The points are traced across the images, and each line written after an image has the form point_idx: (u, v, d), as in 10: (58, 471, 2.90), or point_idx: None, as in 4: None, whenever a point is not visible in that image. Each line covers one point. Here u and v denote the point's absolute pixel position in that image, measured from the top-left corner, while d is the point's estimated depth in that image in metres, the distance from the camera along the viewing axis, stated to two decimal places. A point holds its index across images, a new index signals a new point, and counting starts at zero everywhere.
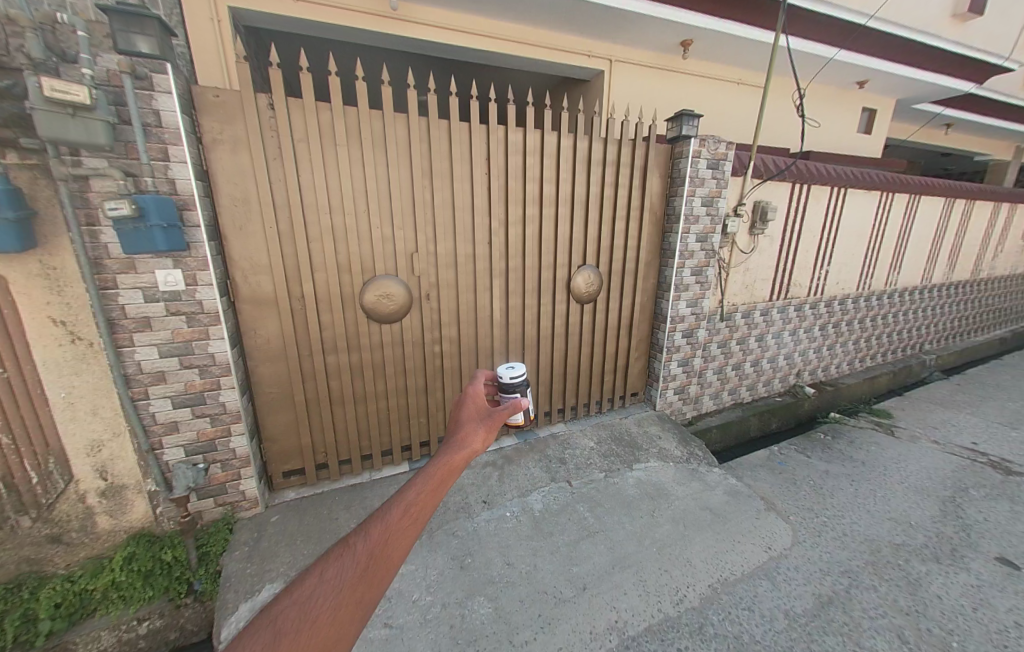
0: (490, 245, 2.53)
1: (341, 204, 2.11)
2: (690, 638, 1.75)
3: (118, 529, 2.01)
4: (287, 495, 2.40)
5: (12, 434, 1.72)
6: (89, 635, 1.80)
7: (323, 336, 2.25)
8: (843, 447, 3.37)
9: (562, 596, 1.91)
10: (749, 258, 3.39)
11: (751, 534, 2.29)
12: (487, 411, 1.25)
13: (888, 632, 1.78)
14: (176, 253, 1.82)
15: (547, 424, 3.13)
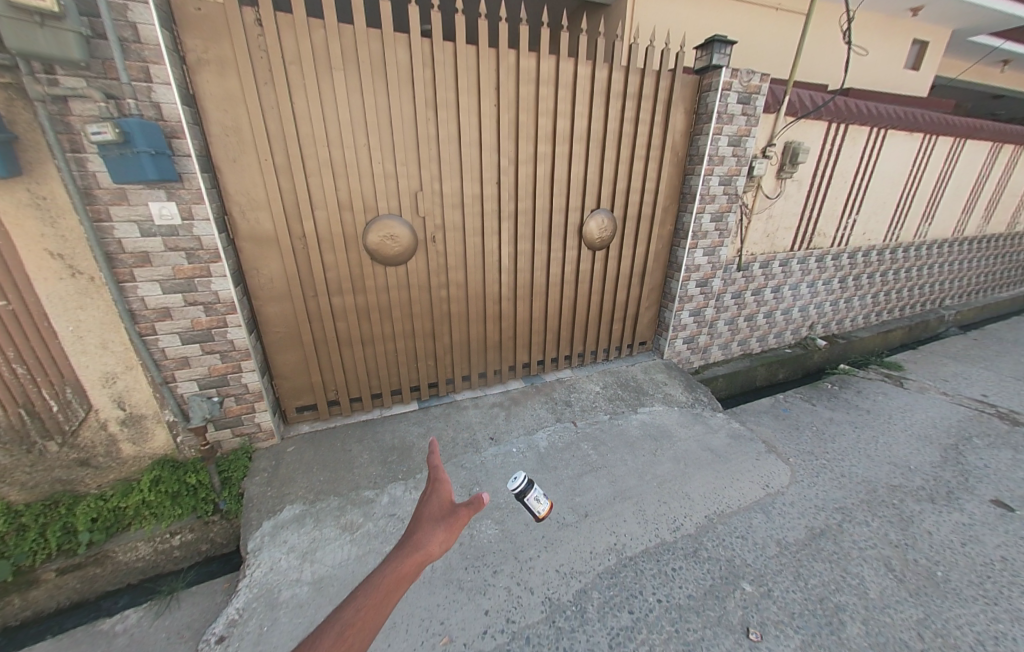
0: (498, 185, 2.41)
1: (339, 136, 2.00)
2: (685, 559, 1.87)
3: (143, 454, 2.14)
4: (302, 429, 2.52)
5: (27, 364, 1.78)
6: (128, 545, 1.97)
7: (327, 277, 2.23)
8: (850, 397, 3.40)
9: (565, 522, 2.02)
10: (774, 204, 3.23)
11: (751, 473, 2.38)
12: (449, 500, 1.09)
13: (875, 560, 1.88)
14: (168, 183, 1.74)
15: (553, 369, 3.17)
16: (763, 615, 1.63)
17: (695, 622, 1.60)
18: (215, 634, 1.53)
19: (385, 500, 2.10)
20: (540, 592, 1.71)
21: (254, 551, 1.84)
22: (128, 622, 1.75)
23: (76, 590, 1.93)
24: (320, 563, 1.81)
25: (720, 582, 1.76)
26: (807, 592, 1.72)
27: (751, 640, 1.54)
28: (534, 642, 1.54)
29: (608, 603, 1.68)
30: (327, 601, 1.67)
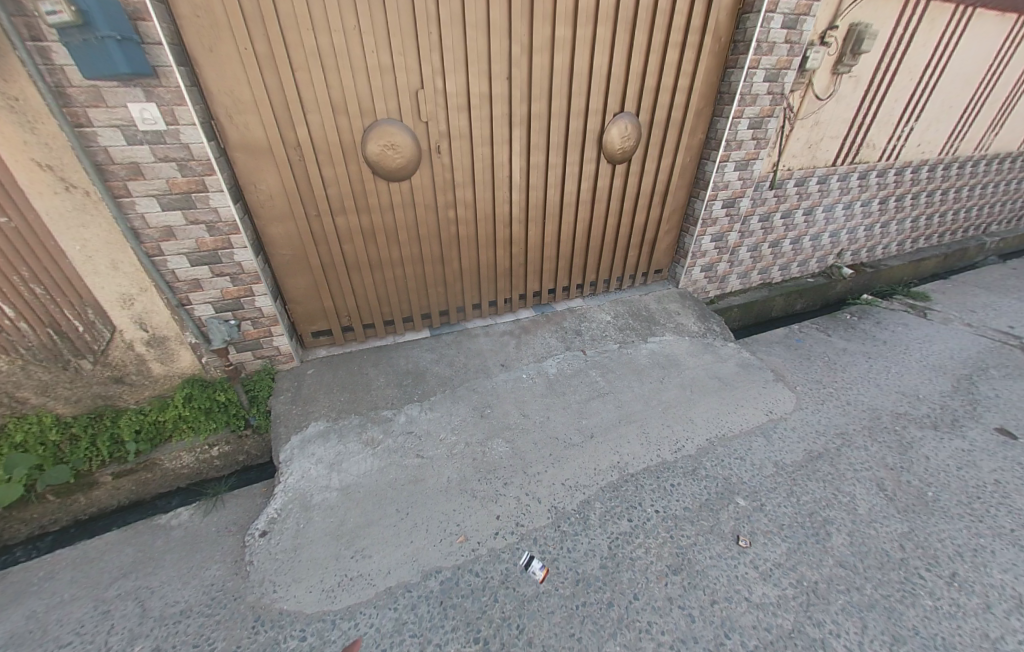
0: (510, 82, 2.10)
1: (325, 17, 1.68)
2: (683, 476, 1.99)
3: (173, 373, 2.20)
4: (319, 353, 2.57)
5: (44, 285, 1.77)
6: (172, 454, 2.14)
7: (329, 194, 2.07)
8: (868, 327, 3.33)
9: (571, 441, 2.13)
10: (823, 107, 2.83)
11: (754, 401, 2.43)
12: None
13: (868, 480, 1.98)
14: (143, 80, 1.53)
15: (565, 298, 3.10)
16: (753, 526, 1.76)
17: (689, 530, 1.75)
18: (259, 530, 1.76)
19: (402, 420, 2.22)
20: (547, 502, 1.86)
21: (286, 461, 2.01)
22: (182, 518, 1.98)
23: (133, 491, 2.14)
24: (346, 473, 1.97)
25: (715, 497, 1.89)
26: (799, 507, 1.84)
27: (740, 546, 1.68)
28: (541, 542, 1.71)
29: (609, 512, 1.82)
30: (355, 504, 1.84)
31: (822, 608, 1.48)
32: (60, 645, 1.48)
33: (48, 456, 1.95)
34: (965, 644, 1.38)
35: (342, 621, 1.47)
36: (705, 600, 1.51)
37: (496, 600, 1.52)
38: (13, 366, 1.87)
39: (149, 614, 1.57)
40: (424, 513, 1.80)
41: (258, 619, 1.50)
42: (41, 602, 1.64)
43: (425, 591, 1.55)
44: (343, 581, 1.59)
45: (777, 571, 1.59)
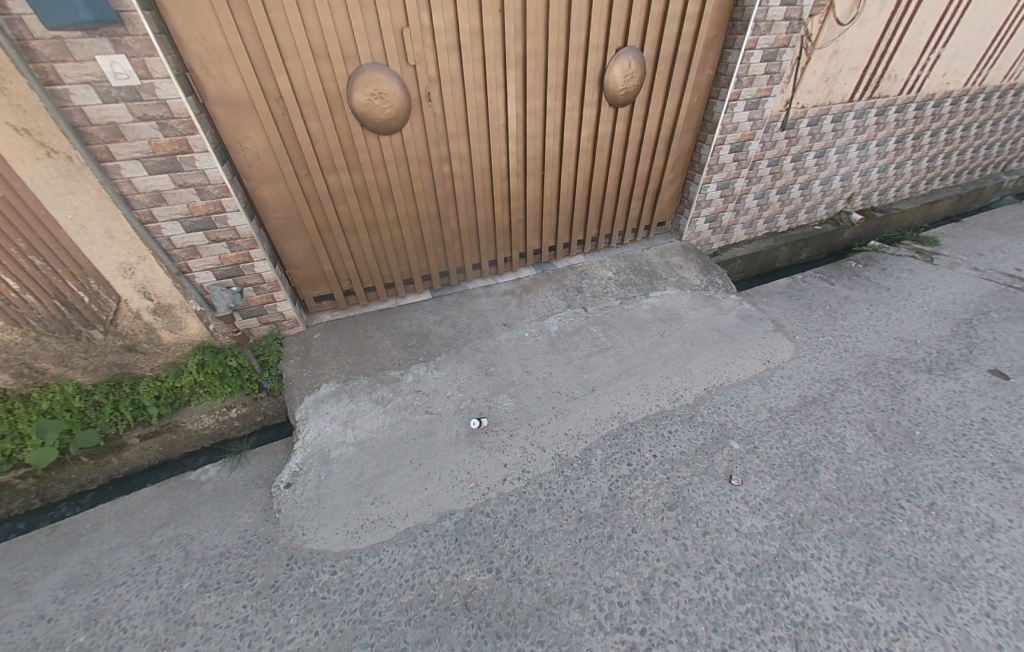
0: (502, 14, 1.93)
1: None
2: (680, 423, 2.08)
3: (183, 341, 2.25)
4: (323, 317, 2.60)
5: (43, 257, 1.78)
6: (193, 416, 2.24)
7: (318, 151, 1.99)
8: (873, 275, 3.29)
9: (573, 394, 2.21)
10: (844, 33, 2.60)
11: (754, 351, 2.47)
12: None
13: (859, 422, 2.06)
14: (108, 28, 1.41)
15: (565, 256, 3.06)
16: (745, 466, 1.87)
17: (684, 471, 1.85)
18: (284, 481, 1.89)
19: (410, 379, 2.29)
20: (551, 450, 1.97)
21: (303, 419, 2.11)
22: (211, 473, 2.12)
23: (161, 451, 2.26)
24: (360, 428, 2.07)
25: (711, 441, 1.99)
26: (790, 448, 1.94)
27: (733, 484, 1.80)
28: (546, 485, 1.83)
29: (609, 458, 1.93)
30: (371, 456, 1.96)
31: (806, 536, 1.61)
32: (117, 584, 1.66)
33: (76, 420, 2.06)
34: (935, 563, 1.52)
35: (367, 557, 1.62)
36: (698, 531, 1.63)
37: (507, 537, 1.65)
38: (28, 338, 1.93)
39: (192, 556, 1.73)
40: (436, 463, 1.92)
41: (291, 558, 1.66)
42: (92, 550, 1.81)
43: (441, 530, 1.69)
44: (365, 523, 1.73)
45: (766, 505, 1.71)
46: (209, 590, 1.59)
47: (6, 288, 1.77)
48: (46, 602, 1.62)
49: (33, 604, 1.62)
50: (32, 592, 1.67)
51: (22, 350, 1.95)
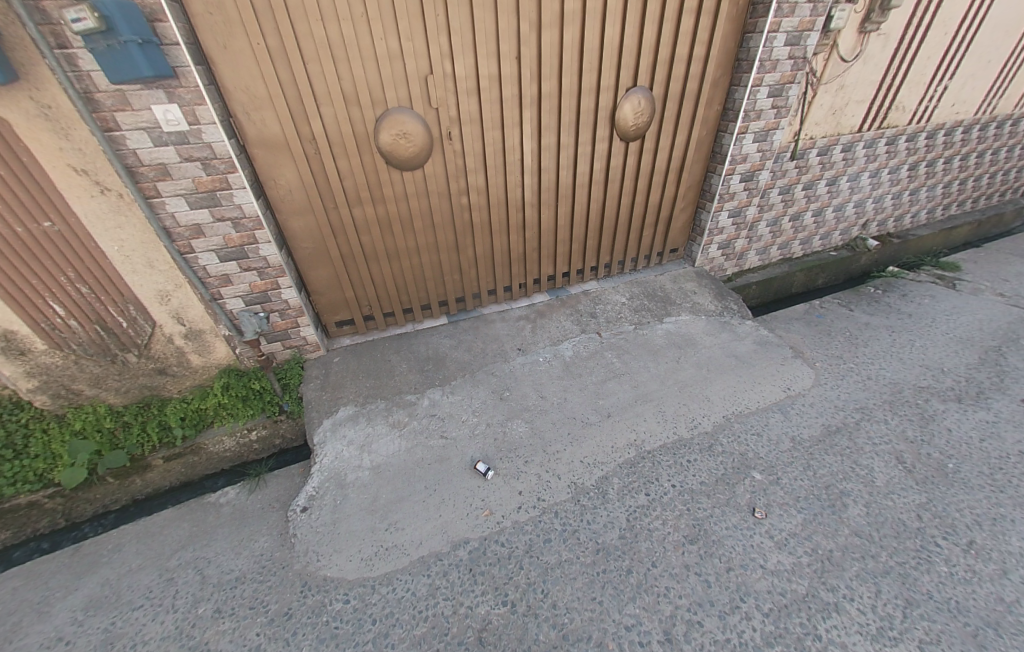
0: (519, 61, 2.06)
1: (333, 6, 1.67)
2: (700, 452, 2.04)
3: (211, 364, 2.34)
4: (343, 342, 2.67)
5: (89, 285, 1.91)
6: (215, 438, 2.29)
7: (345, 186, 2.11)
8: (893, 301, 3.24)
9: (589, 420, 2.20)
10: (849, 69, 2.69)
11: (773, 377, 2.44)
12: None
13: (887, 454, 1.99)
14: (164, 81, 1.57)
15: (579, 281, 3.11)
16: (769, 498, 1.81)
17: (705, 502, 1.81)
18: (301, 505, 1.91)
19: (426, 403, 2.31)
20: (567, 478, 1.94)
21: (321, 442, 2.14)
22: (230, 496, 2.15)
23: (183, 473, 2.30)
24: (376, 453, 2.09)
25: (732, 472, 1.94)
26: (815, 480, 1.88)
27: (756, 517, 1.74)
28: (562, 515, 1.80)
29: (627, 487, 1.89)
30: (387, 481, 1.96)
31: (837, 574, 1.53)
32: (134, 608, 1.67)
33: (105, 442, 2.14)
34: (978, 607, 1.42)
35: (380, 586, 1.61)
36: (721, 567, 1.58)
37: (522, 568, 1.62)
38: (68, 360, 2.05)
39: (209, 580, 1.74)
40: (451, 489, 1.91)
41: (306, 584, 1.65)
42: (112, 571, 1.84)
43: (456, 559, 1.67)
44: (379, 550, 1.72)
45: (793, 540, 1.65)
46: (223, 616, 1.59)
47: (53, 313, 1.91)
48: (66, 624, 1.64)
49: (53, 626, 1.64)
50: (53, 613, 1.69)
51: (62, 372, 2.07)
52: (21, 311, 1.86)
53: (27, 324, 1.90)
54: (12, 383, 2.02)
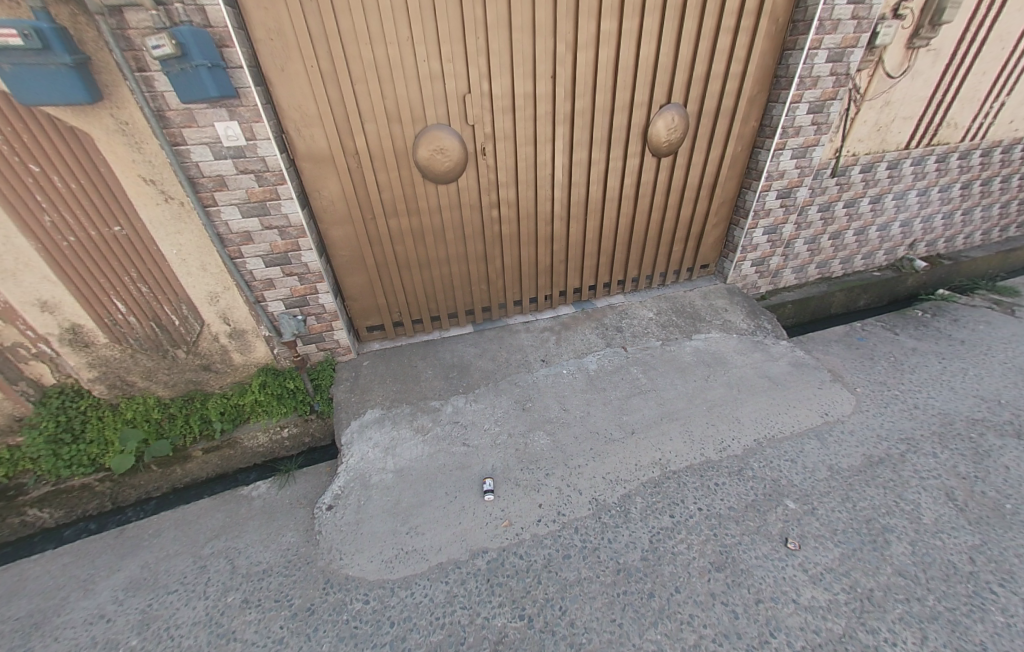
0: (554, 80, 2.12)
1: (382, 31, 1.79)
2: (728, 476, 1.97)
3: (250, 363, 2.47)
4: (373, 346, 2.76)
5: (148, 285, 2.08)
6: (250, 433, 2.41)
7: (383, 197, 2.21)
8: (943, 326, 3.05)
9: (612, 437, 2.17)
10: (895, 85, 2.60)
11: (809, 401, 2.33)
12: None
13: (937, 489, 1.86)
14: (227, 101, 1.71)
15: (605, 295, 3.10)
16: (803, 529, 1.72)
17: (733, 529, 1.74)
18: (326, 503, 1.96)
19: (449, 410, 2.35)
20: (588, 494, 1.92)
21: (348, 443, 2.20)
22: (261, 490, 2.24)
23: (219, 465, 2.41)
24: (400, 456, 2.13)
25: (763, 498, 1.86)
26: (855, 513, 1.77)
27: (789, 548, 1.66)
28: (582, 531, 1.77)
29: (650, 507, 1.85)
30: (409, 484, 2.00)
31: (877, 616, 1.43)
32: (170, 592, 1.76)
33: (152, 430, 2.29)
34: None
35: (399, 589, 1.62)
36: (749, 599, 1.51)
37: (540, 583, 1.60)
38: (125, 354, 2.22)
39: (238, 571, 1.81)
40: (472, 498, 1.92)
41: (328, 582, 1.69)
42: (151, 555, 1.94)
43: (474, 568, 1.67)
44: (400, 553, 1.74)
45: (829, 576, 1.56)
46: (250, 607, 1.65)
47: (116, 309, 2.09)
48: (107, 603, 1.74)
49: (96, 603, 1.75)
50: (97, 591, 1.81)
51: (119, 364, 2.24)
52: (89, 306, 2.04)
53: (94, 319, 2.08)
54: (75, 373, 2.20)
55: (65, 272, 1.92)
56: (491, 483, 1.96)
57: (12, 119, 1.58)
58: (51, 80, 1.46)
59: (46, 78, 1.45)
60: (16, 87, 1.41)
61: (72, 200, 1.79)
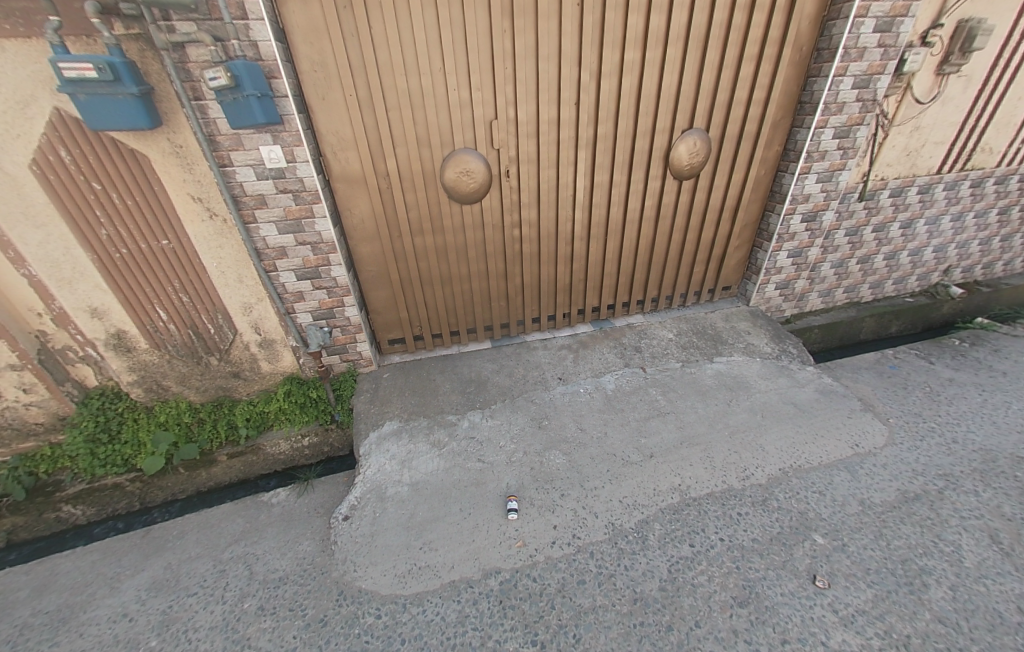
0: (578, 106, 2.19)
1: (416, 63, 1.90)
2: (752, 506, 1.90)
3: (277, 371, 2.56)
4: (394, 359, 2.83)
5: (189, 295, 2.20)
6: (273, 441, 2.48)
7: (410, 216, 2.31)
8: (983, 356, 2.91)
9: (630, 459, 2.13)
10: (925, 111, 2.57)
11: (839, 431, 2.25)
12: None
13: (979, 531, 1.75)
14: (273, 126, 1.83)
15: (624, 314, 3.10)
16: (833, 566, 1.64)
17: (757, 563, 1.67)
18: (342, 513, 1.98)
19: (465, 425, 2.36)
20: (604, 517, 1.88)
21: (366, 454, 2.24)
22: (281, 497, 2.29)
23: (241, 470, 2.49)
24: (416, 469, 2.15)
25: (789, 531, 1.78)
26: (889, 552, 1.68)
27: (818, 586, 1.57)
28: (598, 556, 1.73)
29: (669, 535, 1.80)
30: (424, 499, 2.01)
31: None
32: (190, 594, 1.80)
33: (182, 434, 2.39)
34: None
35: (411, 606, 1.62)
36: (775, 638, 1.43)
37: (554, 608, 1.57)
38: (163, 359, 2.34)
39: (255, 577, 1.84)
40: (486, 515, 1.91)
41: (342, 593, 1.70)
42: (174, 557, 2.00)
43: (486, 588, 1.65)
44: (413, 569, 1.73)
45: (861, 619, 1.47)
46: (265, 614, 1.67)
47: (158, 317, 2.22)
48: (130, 602, 1.79)
49: (120, 602, 1.80)
50: (121, 589, 1.87)
51: (156, 369, 2.36)
52: (134, 313, 2.18)
53: (137, 326, 2.22)
54: (117, 376, 2.33)
55: (117, 282, 2.07)
56: (514, 503, 1.94)
57: (81, 143, 1.74)
58: (119, 108, 1.60)
59: (115, 107, 1.60)
60: (87, 115, 1.58)
61: (128, 217, 1.94)
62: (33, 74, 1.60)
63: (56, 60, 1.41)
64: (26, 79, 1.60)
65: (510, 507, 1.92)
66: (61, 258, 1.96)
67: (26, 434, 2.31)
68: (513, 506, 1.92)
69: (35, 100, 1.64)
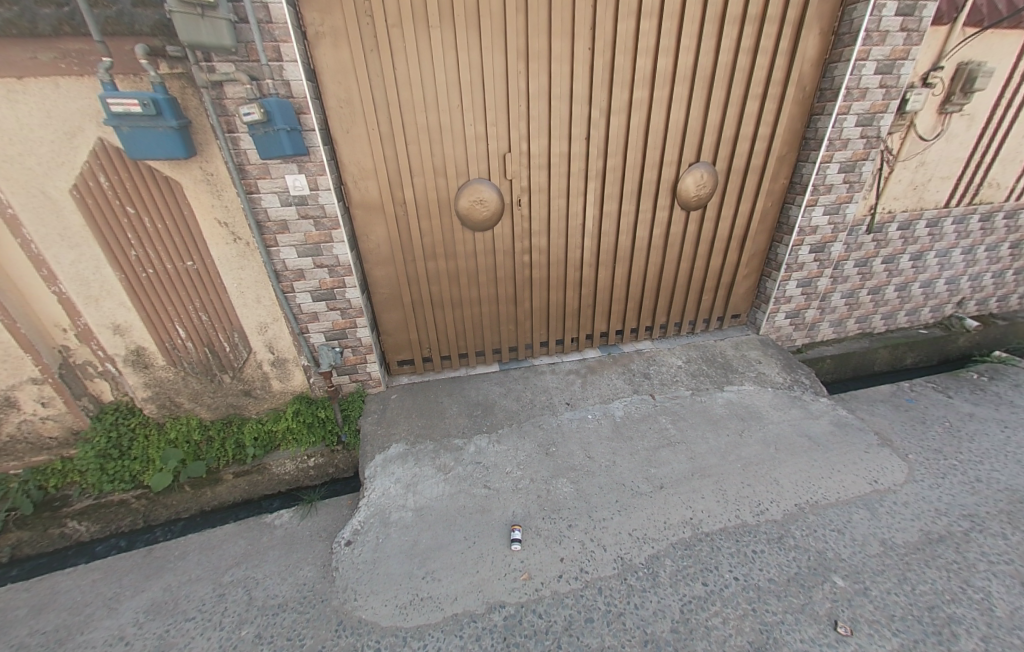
0: (588, 140, 2.28)
1: (436, 100, 2.01)
2: (768, 543, 1.83)
3: (287, 391, 2.59)
4: (402, 380, 2.84)
5: (208, 313, 2.27)
6: (278, 461, 2.48)
7: (424, 242, 2.38)
8: (1003, 390, 2.84)
9: (639, 490, 2.08)
10: (929, 147, 2.62)
11: (857, 466, 2.17)
12: None
13: (1010, 577, 1.65)
14: (299, 157, 1.94)
15: (632, 340, 3.10)
16: (855, 612, 1.55)
17: (775, 606, 1.59)
18: (345, 538, 1.95)
19: (472, 449, 2.34)
20: (613, 551, 1.82)
21: (371, 477, 2.21)
22: (283, 519, 2.27)
23: (246, 490, 2.48)
24: (421, 494, 2.12)
25: (807, 572, 1.70)
26: (915, 598, 1.59)
27: (840, 633, 1.49)
28: (606, 593, 1.67)
29: (680, 572, 1.73)
30: (428, 525, 1.97)
31: None
32: (187, 619, 1.76)
33: (191, 451, 2.41)
34: None
35: (411, 640, 1.56)
36: None
37: (560, 647, 1.50)
38: (177, 375, 2.39)
39: (254, 603, 1.80)
40: (490, 545, 1.87)
41: (341, 623, 1.65)
42: (174, 578, 1.97)
43: (490, 624, 1.59)
44: (414, 599, 1.68)
45: None
46: (262, 643, 1.62)
47: (177, 334, 2.28)
48: (128, 625, 1.76)
49: (117, 624, 1.77)
50: (120, 610, 1.84)
51: (171, 386, 2.40)
52: (154, 330, 2.24)
53: (156, 343, 2.28)
54: (132, 391, 2.38)
55: (141, 300, 2.15)
56: (519, 533, 1.89)
57: (121, 171, 1.86)
58: (158, 139, 1.71)
59: (155, 139, 1.71)
60: (129, 145, 1.70)
61: (157, 239, 2.03)
62: (81, 108, 1.72)
63: (105, 97, 1.53)
64: (75, 113, 1.73)
65: (514, 539, 1.87)
66: (90, 276, 2.05)
67: (40, 447, 2.34)
68: (517, 537, 1.87)
69: (82, 131, 1.76)
